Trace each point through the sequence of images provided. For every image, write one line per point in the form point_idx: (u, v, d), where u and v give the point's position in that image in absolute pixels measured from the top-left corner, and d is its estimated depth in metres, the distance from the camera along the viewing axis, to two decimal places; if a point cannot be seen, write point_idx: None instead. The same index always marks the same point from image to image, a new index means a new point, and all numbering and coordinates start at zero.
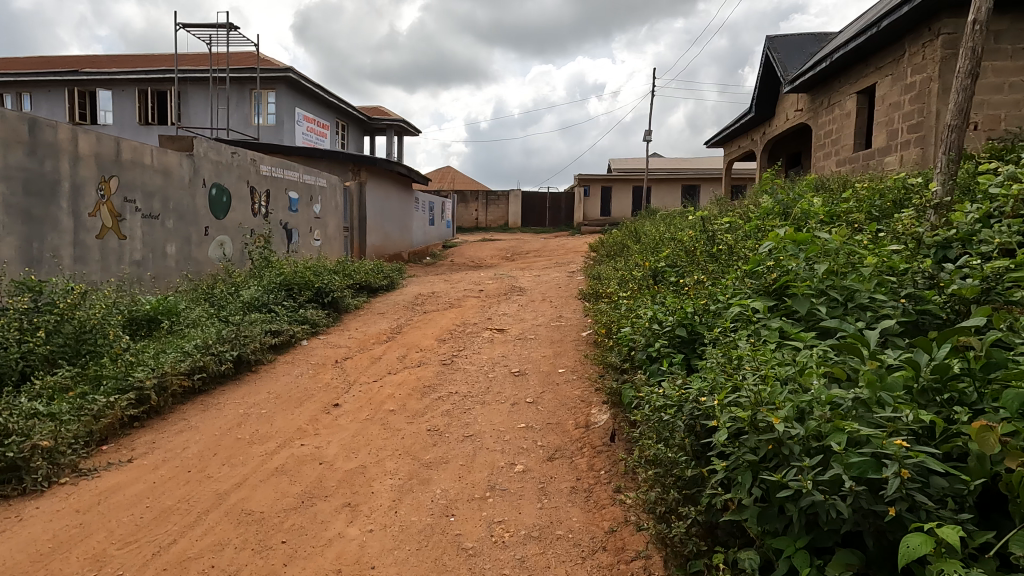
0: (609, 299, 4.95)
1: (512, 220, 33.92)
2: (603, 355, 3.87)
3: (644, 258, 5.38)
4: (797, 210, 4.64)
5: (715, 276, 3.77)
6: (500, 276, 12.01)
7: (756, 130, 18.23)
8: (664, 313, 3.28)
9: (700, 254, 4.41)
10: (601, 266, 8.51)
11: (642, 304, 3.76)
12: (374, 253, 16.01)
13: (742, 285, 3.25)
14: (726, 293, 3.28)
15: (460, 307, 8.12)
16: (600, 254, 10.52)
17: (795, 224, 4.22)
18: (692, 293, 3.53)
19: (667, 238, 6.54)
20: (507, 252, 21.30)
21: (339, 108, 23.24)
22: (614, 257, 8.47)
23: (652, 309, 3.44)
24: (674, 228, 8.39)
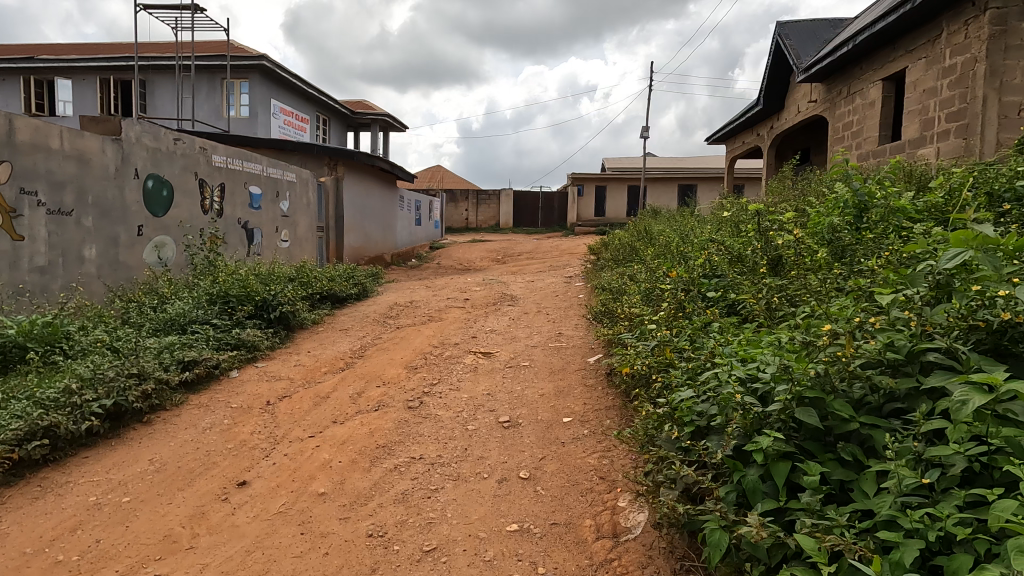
0: (631, 323, 3.72)
1: (503, 220, 32.72)
2: (644, 422, 2.64)
3: (673, 266, 4.16)
4: (880, 209, 3.53)
5: (813, 301, 2.69)
6: (490, 281, 10.79)
7: (764, 125, 17.14)
8: (775, 377, 2.16)
9: (764, 271, 3.31)
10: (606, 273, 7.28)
11: (708, 350, 2.63)
12: (353, 255, 14.75)
13: (907, 329, 2.15)
14: (880, 336, 2.19)
15: (440, 322, 6.88)
16: (601, 259, 9.32)
17: (894, 232, 3.15)
18: (799, 335, 2.43)
19: (691, 240, 5.32)
20: (497, 254, 20.06)
21: (320, 100, 21.92)
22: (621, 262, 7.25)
23: (743, 368, 2.31)
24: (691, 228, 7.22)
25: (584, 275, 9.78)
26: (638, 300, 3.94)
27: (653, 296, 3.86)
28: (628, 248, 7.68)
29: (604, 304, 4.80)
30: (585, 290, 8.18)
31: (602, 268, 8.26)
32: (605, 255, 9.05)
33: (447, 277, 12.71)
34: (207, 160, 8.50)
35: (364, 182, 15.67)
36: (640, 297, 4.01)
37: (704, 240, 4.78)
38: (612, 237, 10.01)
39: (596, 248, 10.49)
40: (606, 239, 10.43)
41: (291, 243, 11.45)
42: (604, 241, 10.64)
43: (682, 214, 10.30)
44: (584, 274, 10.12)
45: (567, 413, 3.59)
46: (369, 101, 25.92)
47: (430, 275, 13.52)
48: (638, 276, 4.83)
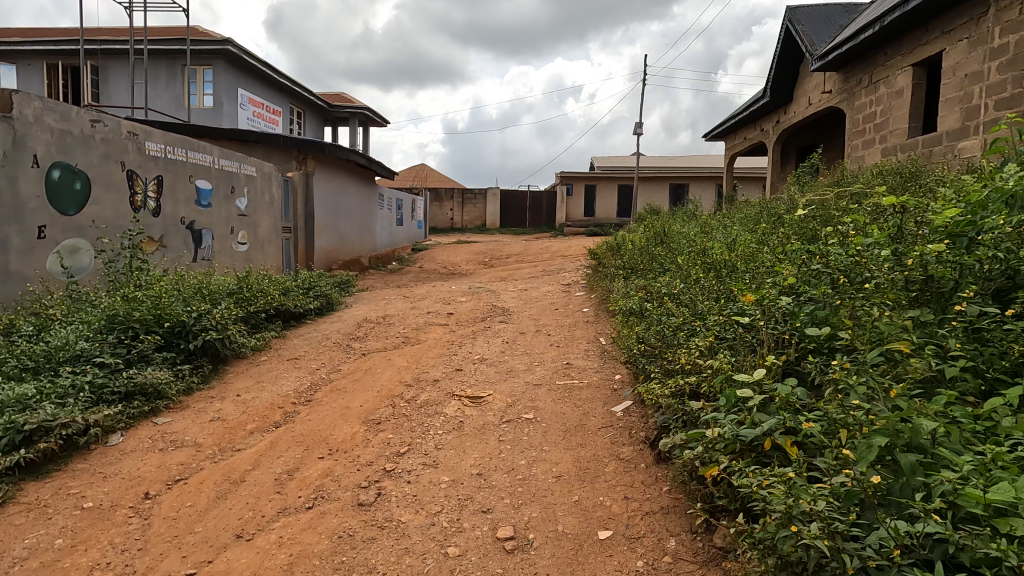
0: (700, 382, 2.49)
1: (490, 220, 31.41)
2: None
3: (747, 291, 2.94)
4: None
5: None
6: (477, 290, 9.54)
7: (769, 119, 16.12)
8: None
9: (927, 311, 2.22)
10: (619, 282, 6.03)
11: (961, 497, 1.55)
12: (325, 258, 13.40)
13: None
14: None
15: (417, 345, 5.59)
16: (608, 264, 8.07)
17: None
18: None
19: (744, 251, 4.10)
20: (485, 257, 18.76)
21: (294, 91, 20.46)
22: (636, 269, 6.02)
23: None
24: (720, 232, 6.08)
25: (587, 285, 8.53)
26: (707, 343, 2.73)
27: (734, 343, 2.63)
28: (642, 250, 6.44)
29: (637, 336, 3.56)
30: (591, 303, 6.93)
31: (610, 275, 7.03)
32: (613, 260, 7.81)
33: (429, 283, 11.38)
34: (138, 148, 7.11)
35: (339, 178, 14.34)
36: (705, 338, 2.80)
37: (769, 252, 3.62)
38: (619, 240, 8.76)
39: (599, 252, 9.26)
40: (609, 243, 9.23)
41: (250, 247, 10.06)
42: (609, 243, 9.42)
43: (696, 218, 9.12)
44: (586, 282, 8.86)
45: (598, 522, 2.35)
46: (348, 93, 24.45)
47: (410, 281, 12.18)
48: (682, 298, 3.60)
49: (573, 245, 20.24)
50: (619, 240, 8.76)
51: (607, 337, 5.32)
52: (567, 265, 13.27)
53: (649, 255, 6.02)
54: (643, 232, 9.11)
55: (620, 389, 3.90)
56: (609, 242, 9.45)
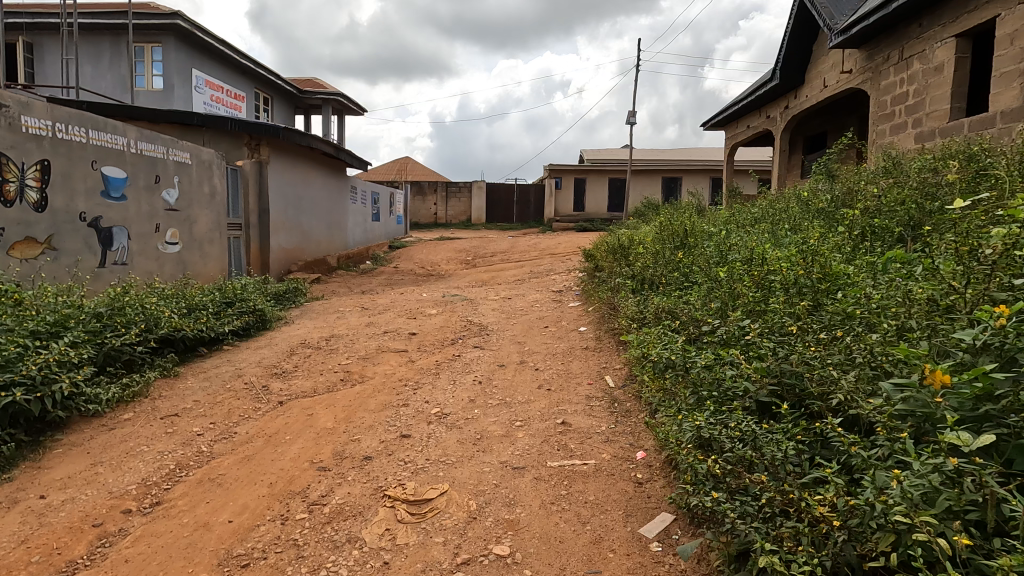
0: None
1: (475, 215, 29.89)
2: None
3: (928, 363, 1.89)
4: None
5: None
6: (451, 298, 8.08)
7: (776, 105, 14.84)
8: None
9: None
10: (628, 299, 4.67)
11: None
12: (285, 259, 11.88)
13: None
14: None
15: (358, 386, 4.13)
16: (609, 270, 6.68)
17: None
18: None
19: (831, 281, 2.92)
20: (467, 256, 17.27)
21: (258, 74, 18.77)
22: (649, 281, 4.64)
23: None
24: (756, 234, 4.73)
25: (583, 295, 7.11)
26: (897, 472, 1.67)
27: (987, 492, 1.50)
28: (656, 252, 5.06)
29: (704, 426, 2.28)
30: (590, 322, 5.50)
31: (613, 284, 5.64)
32: (615, 265, 6.41)
33: (398, 288, 9.91)
34: (9, 124, 5.56)
35: (302, 168, 12.88)
36: (910, 479, 1.61)
37: (874, 293, 2.59)
38: (620, 240, 7.37)
39: (595, 254, 7.85)
40: (608, 243, 7.83)
41: (184, 248, 8.53)
42: (608, 242, 8.03)
43: (711, 215, 7.73)
44: (581, 291, 7.44)
45: None
46: (320, 79, 22.76)
47: (378, 286, 10.69)
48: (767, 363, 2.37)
49: (562, 243, 18.84)
50: (620, 240, 7.37)
51: (615, 377, 3.90)
52: (557, 267, 11.87)
53: (667, 261, 4.65)
54: (648, 231, 7.74)
55: (646, 484, 2.52)
56: (608, 242, 8.05)
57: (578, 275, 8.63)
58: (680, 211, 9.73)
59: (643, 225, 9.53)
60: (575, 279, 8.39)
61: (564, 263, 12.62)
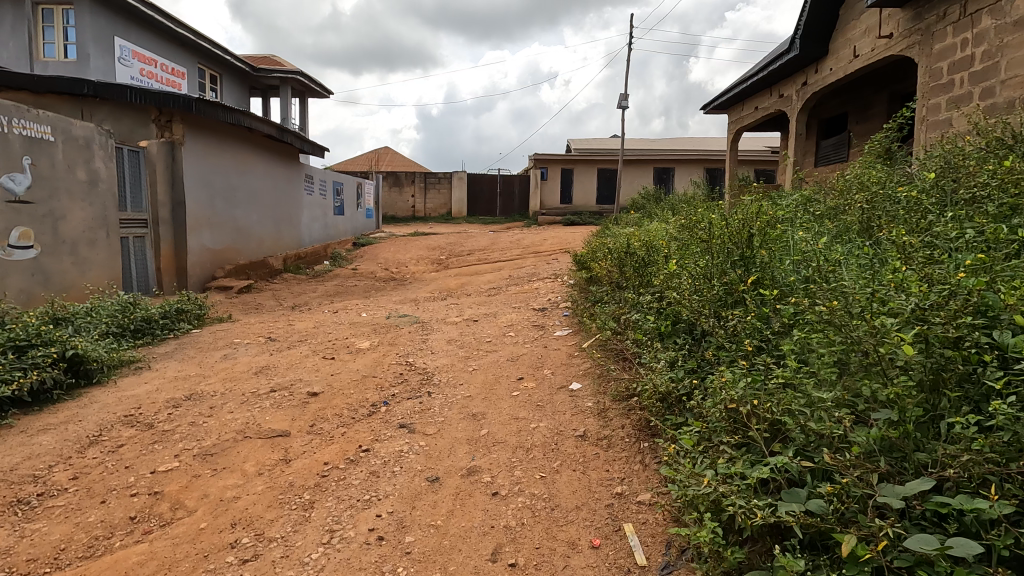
0: None
1: (456, 209, 27.79)
2: None
3: None
4: None
5: None
6: (399, 318, 6.09)
7: (790, 83, 13.01)
8: None
9: None
10: (664, 356, 2.74)
11: None
12: (214, 261, 9.87)
13: None
14: None
15: (141, 546, 2.14)
16: (614, 288, 4.74)
17: None
18: None
19: None
20: (439, 254, 15.20)
21: (200, 47, 16.47)
22: (700, 329, 2.73)
23: None
24: (844, 247, 2.96)
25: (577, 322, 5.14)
26: None
27: None
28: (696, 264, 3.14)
29: None
30: (588, 380, 3.54)
31: (626, 314, 3.71)
32: (623, 281, 4.46)
33: (340, 301, 7.85)
34: None
35: (236, 151, 10.78)
36: None
37: None
38: (623, 244, 5.43)
39: (590, 261, 5.91)
40: (606, 246, 5.89)
41: (48, 252, 6.47)
42: (605, 244, 6.12)
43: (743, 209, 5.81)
44: (571, 314, 5.48)
45: None
46: (277, 56, 20.45)
47: (319, 297, 8.62)
48: None
49: (547, 239, 16.84)
50: (623, 244, 5.43)
51: (645, 536, 2.01)
52: (540, 271, 9.89)
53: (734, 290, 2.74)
54: (659, 233, 5.83)
55: None
56: (605, 243, 6.13)
57: (567, 288, 6.66)
58: (692, 209, 7.85)
59: (647, 224, 7.56)
60: (563, 295, 6.42)
61: (549, 266, 10.64)
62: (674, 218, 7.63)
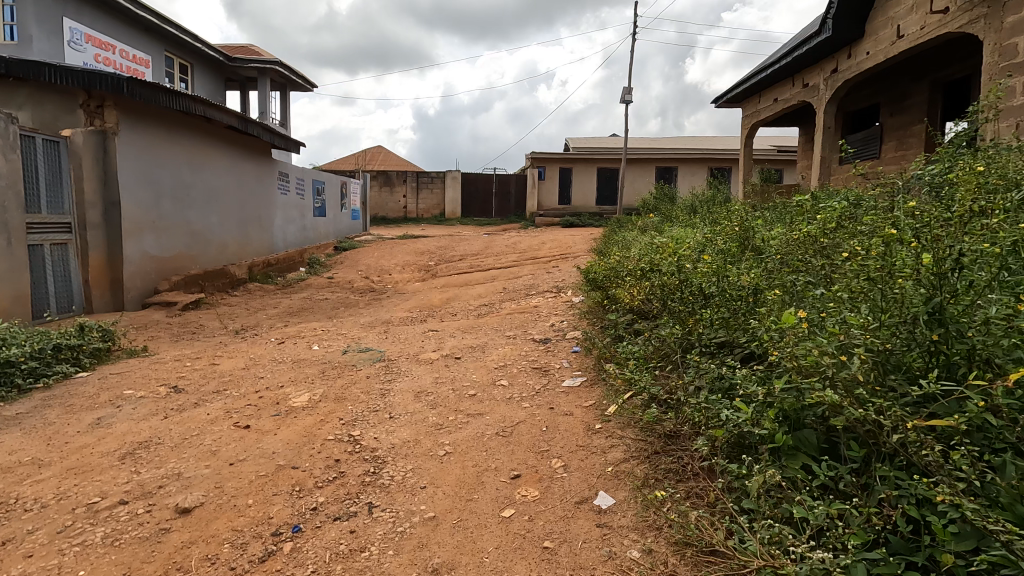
0: None
1: (449, 210, 26.45)
2: None
3: None
4: None
5: None
6: (360, 351, 4.73)
7: (817, 71, 11.70)
8: None
9: None
10: (836, 525, 1.56)
11: None
12: (166, 270, 8.61)
13: None
14: None
15: None
16: (652, 324, 3.42)
17: None
18: None
19: None
20: (427, 261, 13.81)
21: (165, 32, 15.03)
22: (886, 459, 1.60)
23: None
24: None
25: (596, 369, 3.78)
26: None
27: None
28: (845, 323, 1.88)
29: None
30: (623, 491, 2.23)
31: (696, 383, 2.43)
32: (665, 315, 3.14)
33: (296, 322, 6.47)
34: None
35: (191, 144, 9.41)
36: None
37: None
38: (655, 259, 4.10)
39: (607, 278, 4.57)
40: (629, 259, 4.57)
41: None
42: (627, 257, 4.78)
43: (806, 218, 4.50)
44: (585, 353, 4.12)
45: None
46: (255, 45, 19.04)
47: (275, 315, 7.25)
48: None
49: (546, 243, 15.48)
50: (655, 259, 4.11)
51: None
52: (539, 283, 8.54)
53: (955, 397, 1.63)
54: (695, 245, 4.53)
55: None
56: (626, 256, 4.80)
57: (575, 314, 5.31)
58: (722, 215, 6.54)
59: (671, 230, 6.22)
60: (572, 322, 5.07)
61: (549, 277, 9.25)
62: (705, 225, 6.29)
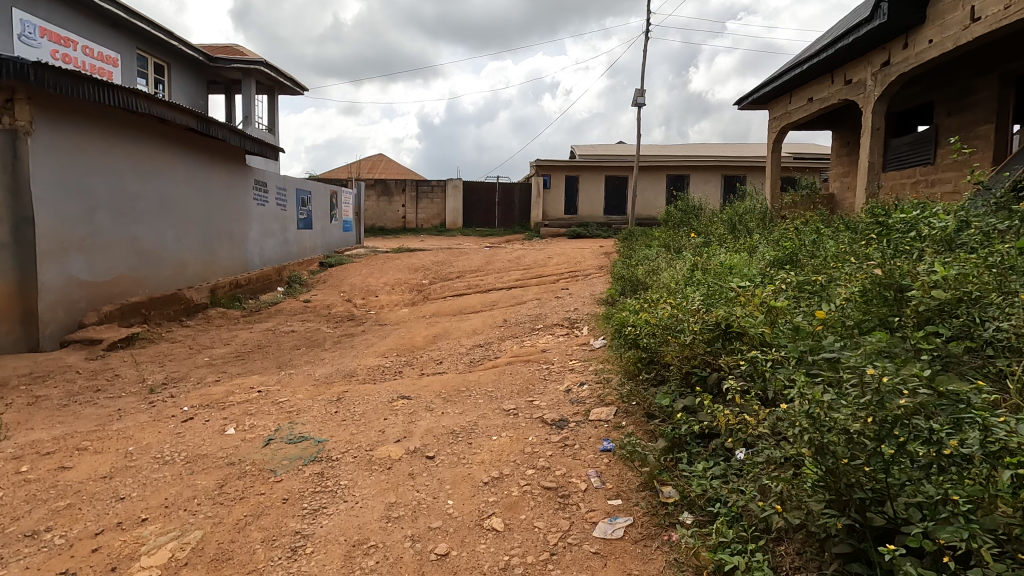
0: None
1: (450, 220, 25.04)
2: None
3: None
4: None
5: None
6: (290, 437, 3.27)
7: (862, 65, 10.29)
8: None
9: None
10: None
11: None
12: (103, 296, 7.28)
13: None
14: None
15: None
16: (781, 462, 1.98)
17: None
18: None
19: None
20: (420, 279, 12.35)
21: (136, 28, 13.76)
22: None
23: None
24: None
25: (648, 504, 2.32)
26: None
27: None
28: None
29: None
30: None
31: None
32: (811, 457, 1.70)
33: (236, 373, 5.01)
34: None
35: (136, 148, 8.01)
36: None
37: None
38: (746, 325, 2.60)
39: (656, 339, 3.08)
40: (688, 309, 3.08)
41: None
42: (681, 301, 3.30)
43: (953, 254, 3.04)
44: (621, 460, 2.68)
45: None
46: (240, 46, 17.79)
47: (218, 359, 5.78)
48: None
49: (552, 258, 14.02)
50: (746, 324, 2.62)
51: None
52: (547, 314, 7.05)
53: None
54: (785, 293, 3.08)
55: None
56: (679, 300, 3.33)
57: (601, 380, 3.86)
58: (784, 240, 5.06)
59: (721, 263, 4.77)
60: (597, 394, 3.62)
61: (559, 304, 7.77)
62: (766, 253, 4.85)
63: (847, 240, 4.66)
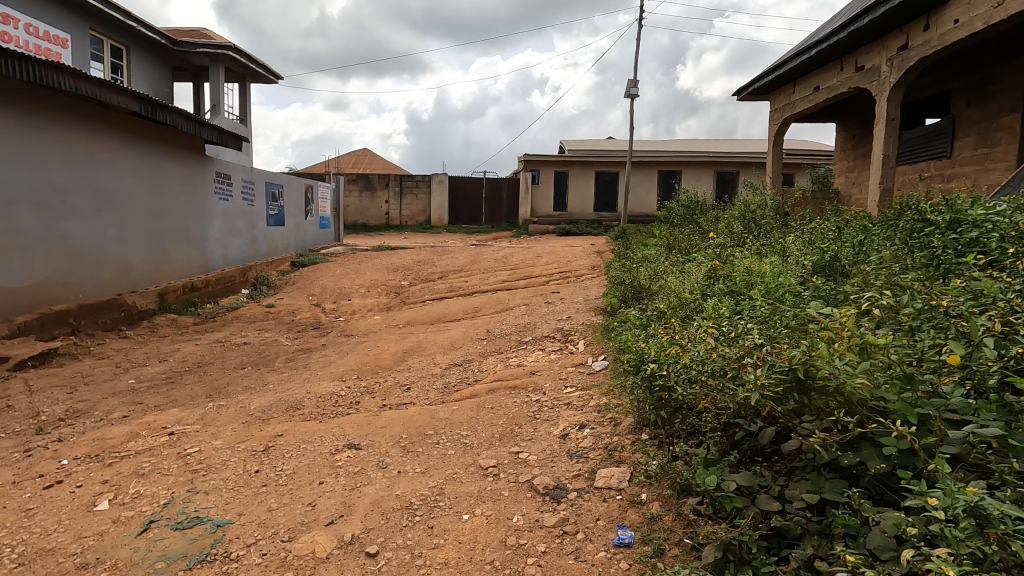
0: None
1: (435, 216, 24.06)
2: None
3: None
4: None
5: None
6: (179, 517, 2.35)
7: (875, 51, 9.54)
8: None
9: None
10: None
11: None
12: (23, 303, 6.34)
13: None
14: None
15: None
16: None
17: None
18: None
19: None
20: (399, 281, 11.40)
21: (87, 6, 12.59)
22: None
23: None
24: None
25: None
26: None
27: None
28: None
29: None
30: None
31: None
32: None
33: (153, 405, 4.04)
34: None
35: (68, 135, 7.02)
36: None
37: None
38: (840, 378, 1.78)
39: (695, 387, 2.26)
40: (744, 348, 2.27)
41: None
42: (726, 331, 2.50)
43: None
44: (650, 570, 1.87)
45: None
46: (207, 29, 16.63)
47: (142, 384, 4.80)
48: None
49: (541, 257, 13.16)
50: (836, 375, 1.80)
51: None
52: (535, 324, 6.18)
53: None
54: (880, 321, 2.21)
55: None
56: (721, 328, 2.52)
57: (610, 425, 3.02)
58: (820, 243, 4.22)
59: (751, 272, 3.95)
60: (605, 446, 2.77)
61: (549, 311, 6.90)
62: (804, 261, 4.04)
63: (906, 249, 3.83)
